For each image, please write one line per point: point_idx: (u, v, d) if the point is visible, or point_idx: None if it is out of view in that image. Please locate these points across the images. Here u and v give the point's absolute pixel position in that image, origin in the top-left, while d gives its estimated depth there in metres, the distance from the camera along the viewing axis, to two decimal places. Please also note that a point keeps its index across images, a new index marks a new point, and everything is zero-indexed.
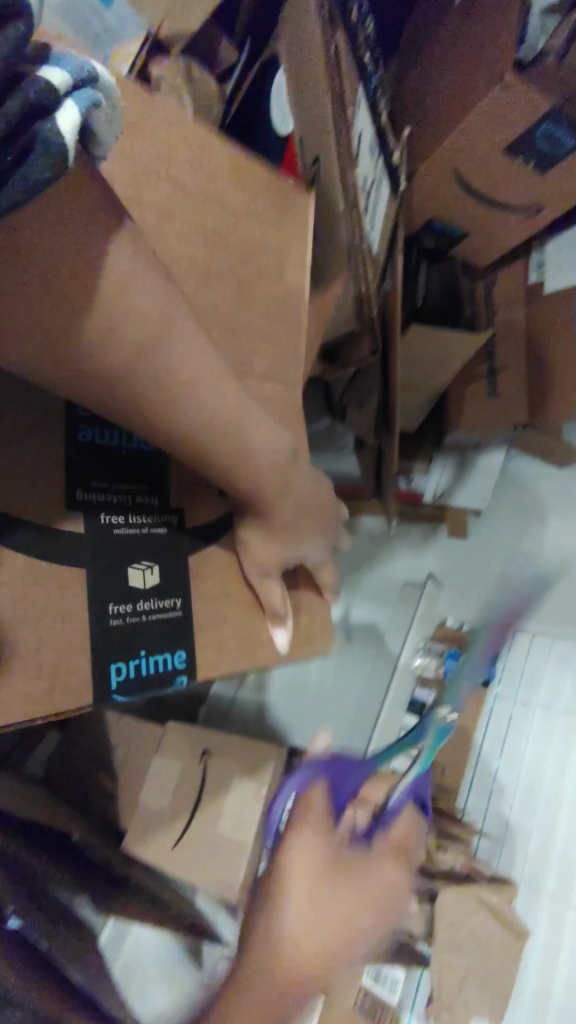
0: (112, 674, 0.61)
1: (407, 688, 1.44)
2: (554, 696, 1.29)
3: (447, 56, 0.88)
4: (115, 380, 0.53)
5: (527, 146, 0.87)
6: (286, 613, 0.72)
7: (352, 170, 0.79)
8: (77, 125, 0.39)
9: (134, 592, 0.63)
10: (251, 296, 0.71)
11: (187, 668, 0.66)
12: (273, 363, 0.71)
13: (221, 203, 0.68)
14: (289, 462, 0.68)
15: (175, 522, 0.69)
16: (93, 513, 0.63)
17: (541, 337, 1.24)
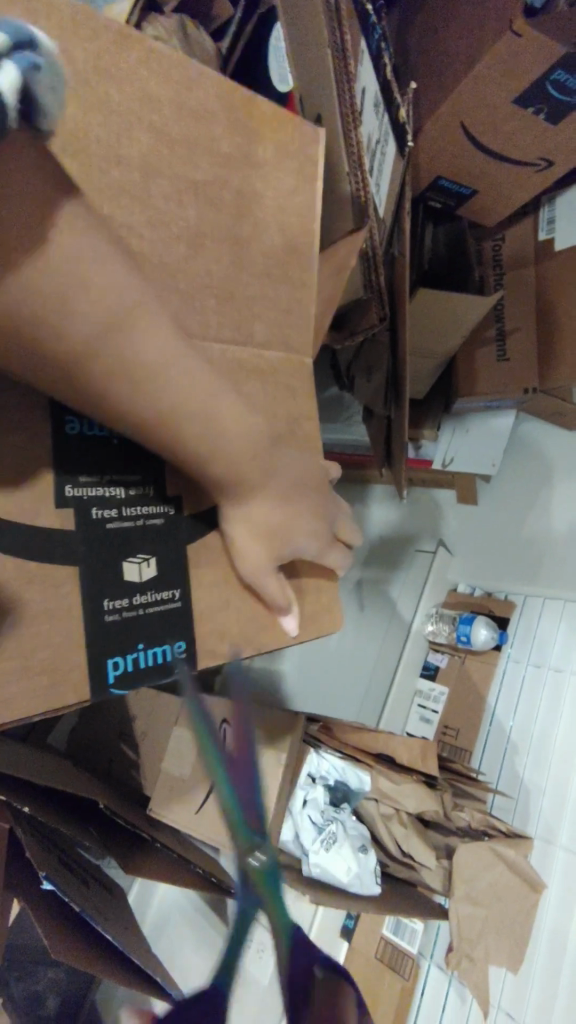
0: (109, 668, 0.54)
1: (419, 653, 1.54)
2: (565, 657, 1.30)
3: (452, 1, 0.85)
4: (68, 361, 0.44)
5: (538, 95, 0.83)
6: (289, 602, 0.66)
7: (356, 130, 0.77)
8: (19, 87, 0.33)
9: (132, 587, 0.56)
10: (248, 251, 0.61)
11: (189, 656, 0.60)
12: (277, 328, 0.65)
13: (214, 145, 0.58)
14: (265, 450, 0.59)
15: (171, 510, 0.61)
16: (81, 501, 0.54)
17: (553, 297, 1.21)
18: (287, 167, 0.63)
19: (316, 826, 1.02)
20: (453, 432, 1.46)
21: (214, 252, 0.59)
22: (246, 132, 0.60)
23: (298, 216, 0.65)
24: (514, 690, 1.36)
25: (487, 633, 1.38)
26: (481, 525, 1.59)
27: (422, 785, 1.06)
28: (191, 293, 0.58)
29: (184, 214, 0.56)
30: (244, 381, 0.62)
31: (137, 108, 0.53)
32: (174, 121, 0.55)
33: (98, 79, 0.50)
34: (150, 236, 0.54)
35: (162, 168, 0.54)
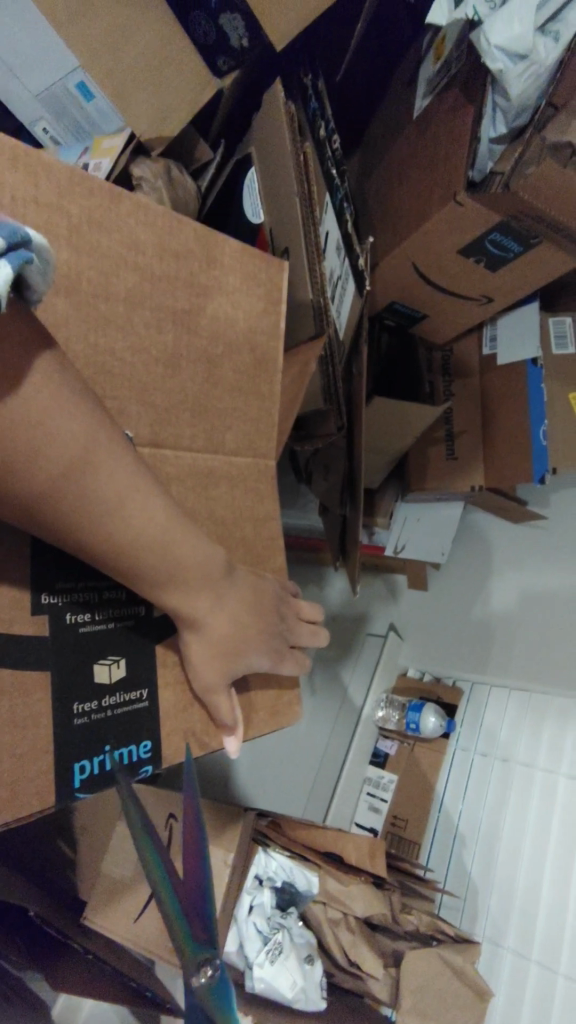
0: (76, 773, 0.53)
1: (369, 740, 1.56)
2: (511, 748, 1.33)
3: (405, 163, 0.97)
4: (44, 497, 0.46)
5: (479, 249, 0.96)
6: (234, 724, 0.64)
7: (321, 263, 0.85)
8: (11, 279, 0.38)
9: (101, 690, 0.56)
10: (222, 371, 0.66)
11: (153, 760, 0.59)
12: (245, 438, 0.69)
13: (192, 277, 0.63)
14: (223, 575, 0.61)
15: (141, 612, 0.60)
16: (57, 609, 0.54)
17: (496, 404, 1.29)
18: (256, 294, 0.68)
19: (260, 936, 1.00)
20: (405, 520, 1.50)
21: (189, 371, 0.63)
22: (221, 267, 0.65)
23: (268, 338, 0.69)
24: (461, 781, 1.38)
25: (435, 723, 1.42)
26: (428, 616, 1.63)
27: (371, 887, 1.05)
28: (166, 410, 0.62)
29: (162, 338, 0.61)
30: (212, 487, 0.66)
31: (123, 251, 0.58)
32: (155, 263, 0.61)
33: (92, 231, 0.57)
34: (130, 360, 0.60)
35: (143, 303, 0.60)
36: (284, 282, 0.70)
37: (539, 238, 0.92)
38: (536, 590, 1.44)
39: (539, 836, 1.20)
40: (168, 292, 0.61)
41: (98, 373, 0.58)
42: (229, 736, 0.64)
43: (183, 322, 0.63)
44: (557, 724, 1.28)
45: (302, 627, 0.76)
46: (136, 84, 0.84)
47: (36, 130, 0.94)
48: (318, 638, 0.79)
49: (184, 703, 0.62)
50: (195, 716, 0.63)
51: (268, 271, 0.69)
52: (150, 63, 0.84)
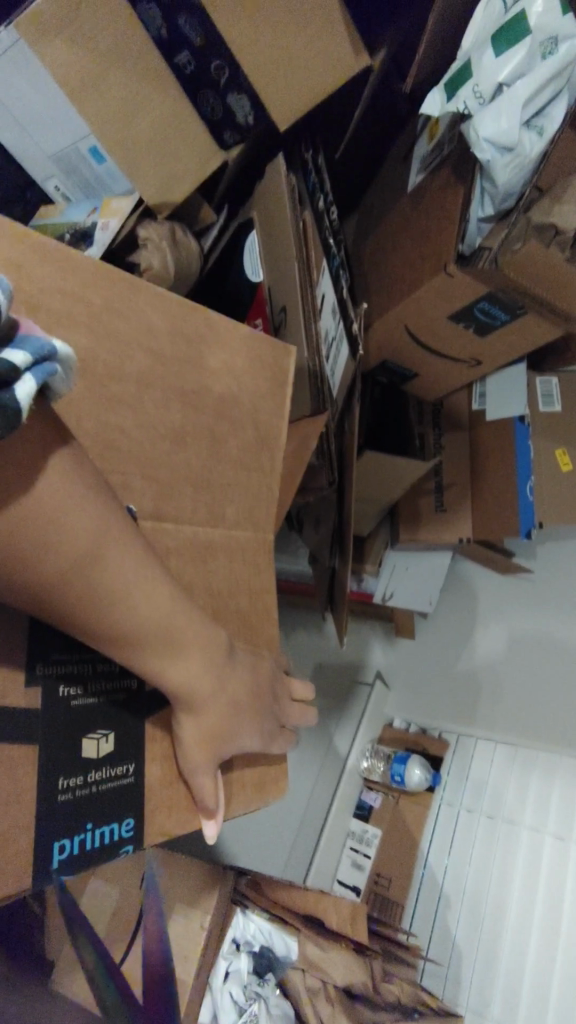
0: (55, 852, 0.51)
1: (353, 791, 1.51)
2: (496, 804, 1.31)
3: (397, 233, 1.02)
4: (48, 587, 0.45)
5: (468, 315, 0.99)
6: (215, 809, 0.63)
7: (316, 322, 0.89)
8: (34, 392, 0.39)
9: (87, 765, 0.55)
10: (226, 447, 0.69)
11: (135, 839, 0.58)
12: (245, 511, 0.72)
13: (203, 363, 0.68)
14: (223, 657, 0.61)
15: (133, 686, 0.61)
16: (50, 683, 0.54)
17: (485, 459, 1.32)
18: (262, 378, 0.73)
19: (236, 1007, 0.99)
20: (393, 567, 1.50)
21: (194, 448, 0.66)
22: (228, 348, 0.70)
23: (271, 417, 0.74)
24: (446, 834, 1.35)
25: (420, 776, 1.38)
26: (414, 663, 1.62)
27: (352, 953, 1.00)
28: (171, 485, 0.64)
29: (169, 416, 0.64)
30: (210, 560, 0.66)
31: (138, 340, 0.63)
32: (167, 347, 0.65)
33: (114, 318, 0.61)
34: (138, 437, 0.62)
35: (155, 383, 0.64)
36: (292, 368, 0.76)
37: (525, 308, 0.96)
38: (523, 639, 1.46)
39: (524, 898, 1.18)
40: (173, 371, 0.65)
41: (109, 449, 0.59)
42: (208, 819, 0.63)
43: (190, 404, 0.66)
44: (543, 780, 1.27)
45: (292, 709, 0.76)
46: (150, 159, 0.89)
47: (48, 187, 0.98)
48: (307, 705, 0.79)
49: (169, 781, 0.61)
50: (184, 791, 0.62)
51: (275, 357, 0.74)
52: (160, 146, 0.89)
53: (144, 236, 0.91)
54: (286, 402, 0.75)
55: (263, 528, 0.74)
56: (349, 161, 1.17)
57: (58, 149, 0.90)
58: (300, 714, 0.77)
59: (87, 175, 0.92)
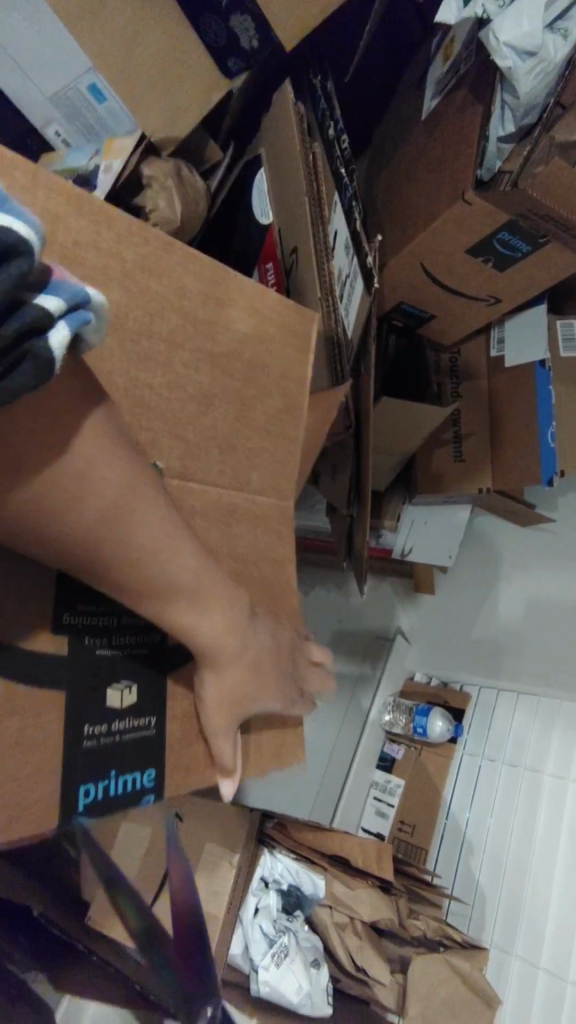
0: (80, 796, 0.52)
1: (376, 743, 1.53)
2: (518, 754, 1.31)
3: (413, 165, 0.98)
4: (83, 541, 0.44)
5: (487, 248, 0.96)
6: (235, 769, 0.63)
7: (328, 262, 0.86)
8: (67, 340, 0.37)
9: (111, 714, 0.54)
10: (252, 415, 0.68)
11: (156, 790, 0.58)
12: (270, 478, 0.70)
13: (231, 325, 0.65)
14: (247, 617, 0.60)
15: (156, 640, 0.59)
16: (77, 633, 0.53)
17: (504, 408, 1.28)
18: (290, 347, 0.71)
19: (266, 938, 1.02)
20: (412, 522, 1.47)
21: (221, 409, 0.65)
22: (262, 317, 0.68)
23: (297, 386, 0.72)
24: (469, 784, 1.37)
25: (442, 727, 1.38)
26: (433, 618, 1.62)
27: (377, 890, 1.04)
28: (196, 444, 0.63)
29: (198, 378, 0.63)
30: (234, 524, 0.66)
31: (172, 298, 0.60)
32: (198, 308, 0.62)
33: (147, 278, 0.58)
34: (167, 396, 0.60)
35: (184, 345, 0.61)
36: (313, 335, 0.72)
37: (547, 238, 0.92)
38: (542, 595, 1.44)
39: (547, 843, 1.18)
40: (195, 324, 0.62)
41: (133, 406, 0.58)
42: (225, 781, 0.63)
43: (212, 361, 0.64)
44: (567, 729, 1.26)
45: (313, 675, 0.75)
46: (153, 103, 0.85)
47: (48, 132, 0.93)
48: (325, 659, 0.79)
49: (186, 746, 0.61)
50: (201, 751, 0.62)
51: (301, 323, 0.71)
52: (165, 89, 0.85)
53: (148, 175, 0.87)
54: (310, 366, 0.73)
55: (284, 492, 0.72)
56: (362, 86, 1.11)
57: (57, 89, 0.86)
58: (321, 669, 0.77)
59: (90, 117, 0.89)
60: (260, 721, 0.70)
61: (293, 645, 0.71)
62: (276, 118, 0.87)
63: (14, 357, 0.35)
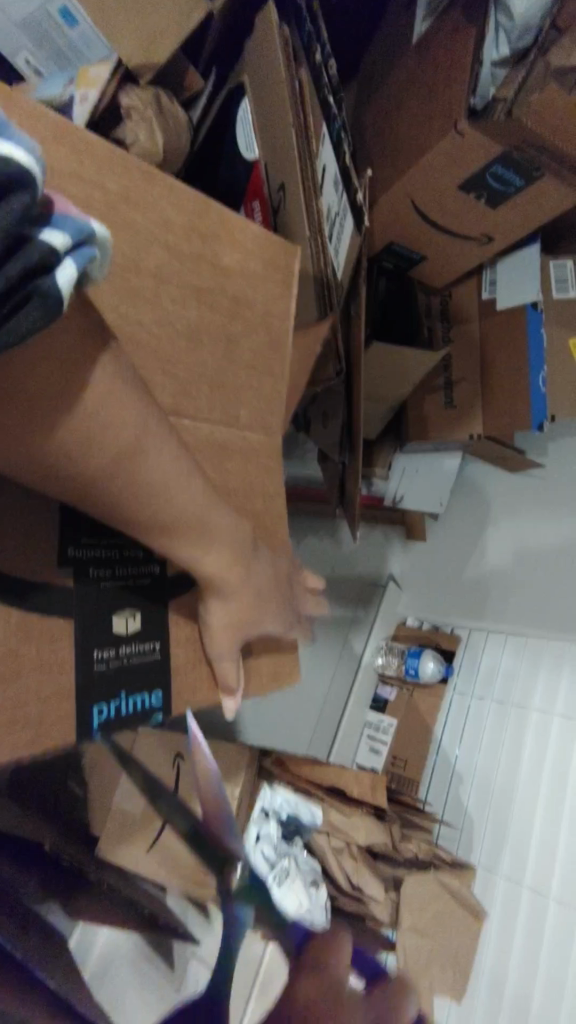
0: (94, 714, 0.54)
1: (369, 688, 1.59)
2: (507, 691, 1.36)
3: (405, 91, 0.94)
4: (100, 480, 0.45)
5: (480, 182, 0.93)
6: (236, 687, 0.65)
7: (317, 200, 0.84)
8: (75, 277, 0.36)
9: (118, 639, 0.56)
10: (240, 350, 0.67)
11: (164, 708, 0.60)
12: (258, 415, 0.70)
13: (215, 259, 0.64)
14: (248, 550, 0.61)
15: (157, 571, 0.61)
16: (82, 564, 0.55)
17: (496, 351, 1.27)
18: (273, 278, 0.69)
19: None
20: (403, 470, 1.49)
21: (209, 346, 0.64)
22: (244, 251, 0.66)
23: (284, 321, 0.70)
24: (459, 720, 1.42)
25: (433, 668, 1.43)
26: (426, 564, 1.65)
27: (371, 817, 1.12)
28: (188, 380, 0.62)
29: (186, 313, 0.62)
30: (226, 460, 0.66)
31: (158, 229, 0.59)
32: (185, 240, 0.61)
33: (130, 208, 0.57)
34: (156, 330, 0.60)
35: (172, 279, 0.61)
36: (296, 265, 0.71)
37: (541, 171, 0.90)
38: (531, 539, 1.46)
39: (533, 769, 1.23)
40: (185, 255, 0.61)
41: (124, 340, 0.58)
42: (228, 698, 0.65)
43: (202, 295, 0.63)
44: (553, 664, 1.30)
45: (309, 602, 0.78)
46: (130, 23, 0.81)
47: (18, 62, 0.88)
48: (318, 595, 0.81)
49: (191, 671, 0.63)
50: (202, 677, 0.64)
51: (283, 256, 0.70)
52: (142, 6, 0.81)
53: (129, 105, 0.83)
54: (292, 294, 0.71)
55: (273, 427, 0.71)
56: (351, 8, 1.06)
57: (23, 17, 0.80)
58: (315, 603, 0.80)
59: (59, 43, 0.83)
60: (260, 652, 0.72)
61: (289, 580, 0.73)
62: (261, 42, 0.83)
63: (21, 295, 0.34)
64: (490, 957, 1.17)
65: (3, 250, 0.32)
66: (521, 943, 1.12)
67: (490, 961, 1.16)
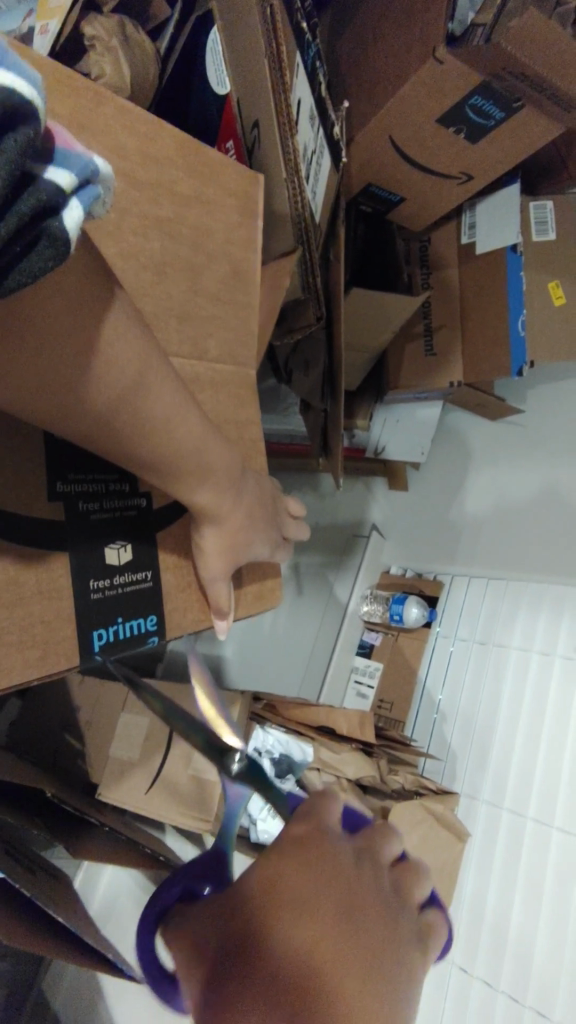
0: (94, 637, 0.59)
1: (354, 634, 1.62)
2: (488, 630, 1.40)
3: (379, 15, 0.91)
4: (100, 422, 0.46)
5: (459, 115, 0.91)
6: (228, 612, 0.70)
7: (293, 138, 0.80)
8: (81, 221, 0.34)
9: (112, 569, 0.61)
10: (203, 281, 0.68)
11: (159, 631, 0.65)
12: (227, 346, 0.71)
13: (175, 186, 0.65)
14: (238, 477, 0.63)
15: (143, 504, 0.65)
16: (70, 500, 0.59)
17: (477, 295, 1.26)
18: (236, 211, 0.71)
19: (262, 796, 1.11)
20: (384, 422, 1.50)
21: (175, 280, 0.66)
22: (204, 175, 0.68)
23: (248, 253, 0.72)
24: (442, 660, 1.46)
25: (417, 614, 1.46)
26: (409, 512, 1.68)
27: (360, 751, 1.16)
28: (155, 315, 0.64)
29: (149, 246, 0.64)
30: (198, 391, 0.69)
31: (109, 157, 0.60)
32: (145, 172, 0.63)
33: (89, 138, 0.59)
34: (123, 267, 0.62)
35: (131, 208, 0.62)
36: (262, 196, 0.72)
37: (521, 101, 0.88)
38: (511, 484, 1.49)
39: (512, 702, 1.29)
40: (148, 186, 0.63)
41: None
42: (220, 621, 0.70)
43: (166, 227, 0.65)
44: (533, 604, 1.33)
45: (292, 525, 0.80)
46: None
47: None
48: (301, 525, 0.83)
49: (183, 590, 0.68)
50: (194, 598, 0.69)
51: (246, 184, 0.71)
52: None
53: (91, 35, 0.79)
54: (256, 227, 0.72)
55: (243, 360, 0.73)
56: None
57: None
58: (300, 529, 0.83)
59: None
60: (249, 578, 0.76)
61: (274, 509, 0.75)
62: None
63: (30, 237, 0.32)
64: (472, 878, 1.24)
65: (11, 190, 0.30)
66: (501, 861, 1.20)
67: (472, 880, 1.23)
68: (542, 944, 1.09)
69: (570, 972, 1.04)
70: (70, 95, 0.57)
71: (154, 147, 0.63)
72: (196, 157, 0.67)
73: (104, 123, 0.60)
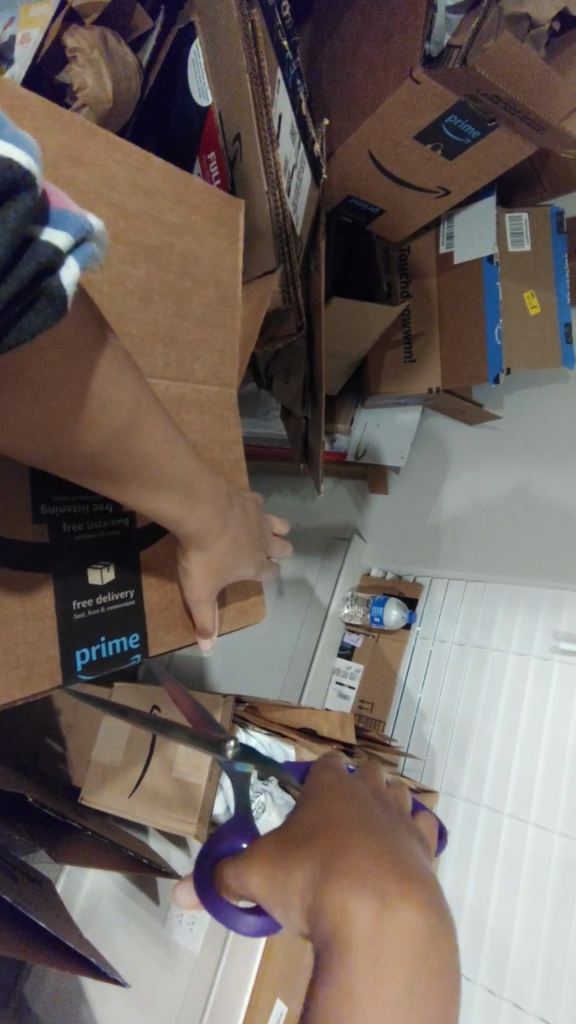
0: (77, 657, 0.61)
1: (335, 634, 1.63)
2: (466, 632, 1.42)
3: (360, 35, 0.93)
4: (95, 457, 0.47)
5: (436, 133, 0.94)
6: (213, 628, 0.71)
7: (274, 150, 0.82)
8: (77, 278, 0.35)
9: (94, 590, 0.63)
10: (190, 305, 0.71)
11: (141, 648, 0.67)
12: (212, 368, 0.73)
13: (160, 214, 0.68)
14: (225, 500, 0.65)
15: (127, 524, 0.67)
16: (55, 523, 0.61)
17: (455, 306, 1.28)
18: (219, 234, 0.72)
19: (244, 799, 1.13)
20: (365, 424, 1.54)
21: (160, 304, 0.68)
22: (190, 206, 0.70)
23: (232, 276, 0.74)
24: (421, 662, 1.49)
25: (397, 615, 1.49)
26: (389, 514, 1.71)
27: (341, 752, 1.18)
28: (142, 339, 0.67)
29: (136, 274, 0.66)
30: (184, 415, 0.71)
31: (99, 190, 0.63)
32: (129, 201, 0.65)
33: (73, 169, 0.61)
34: (108, 292, 0.64)
35: (118, 238, 0.64)
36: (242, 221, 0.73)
37: (496, 120, 0.90)
38: (487, 489, 1.52)
39: (490, 703, 1.32)
40: (128, 215, 0.65)
41: None
42: (204, 637, 0.71)
43: (149, 253, 0.67)
44: (509, 605, 1.36)
45: (277, 544, 0.82)
46: None
47: None
48: (285, 541, 0.85)
49: (167, 608, 0.70)
50: (176, 615, 0.71)
51: (230, 210, 0.73)
52: None
53: (73, 49, 0.80)
54: (240, 252, 0.74)
55: (229, 381, 0.75)
56: None
57: None
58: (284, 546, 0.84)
59: None
60: (234, 594, 0.77)
61: (259, 526, 0.77)
62: None
63: (29, 295, 0.34)
64: (451, 874, 1.27)
65: (11, 254, 0.32)
66: (478, 858, 1.23)
67: (450, 883, 1.26)
68: (516, 939, 1.12)
69: (545, 963, 1.07)
70: (53, 128, 0.60)
71: (137, 175, 0.65)
72: (180, 183, 0.68)
73: (86, 153, 0.62)
